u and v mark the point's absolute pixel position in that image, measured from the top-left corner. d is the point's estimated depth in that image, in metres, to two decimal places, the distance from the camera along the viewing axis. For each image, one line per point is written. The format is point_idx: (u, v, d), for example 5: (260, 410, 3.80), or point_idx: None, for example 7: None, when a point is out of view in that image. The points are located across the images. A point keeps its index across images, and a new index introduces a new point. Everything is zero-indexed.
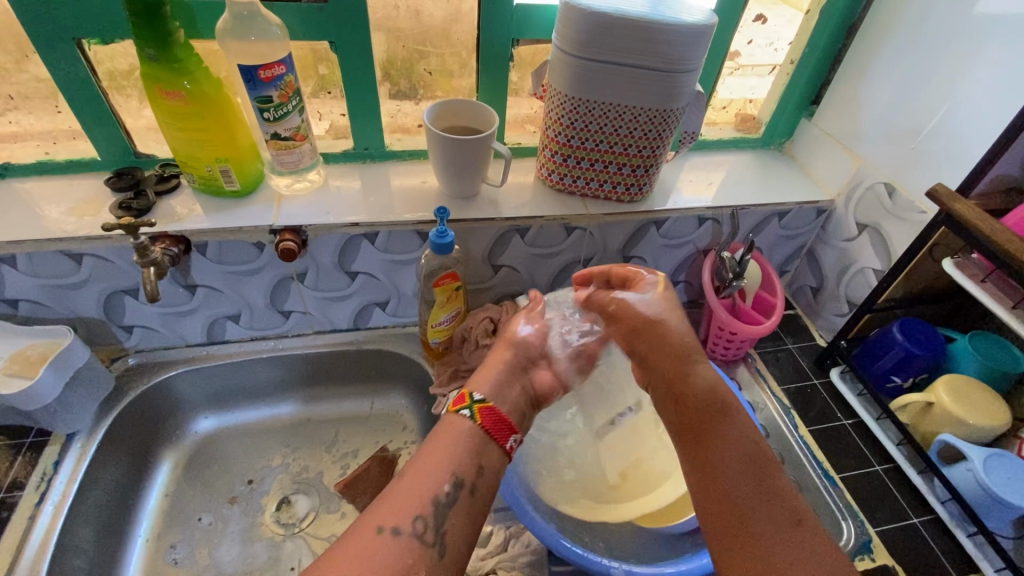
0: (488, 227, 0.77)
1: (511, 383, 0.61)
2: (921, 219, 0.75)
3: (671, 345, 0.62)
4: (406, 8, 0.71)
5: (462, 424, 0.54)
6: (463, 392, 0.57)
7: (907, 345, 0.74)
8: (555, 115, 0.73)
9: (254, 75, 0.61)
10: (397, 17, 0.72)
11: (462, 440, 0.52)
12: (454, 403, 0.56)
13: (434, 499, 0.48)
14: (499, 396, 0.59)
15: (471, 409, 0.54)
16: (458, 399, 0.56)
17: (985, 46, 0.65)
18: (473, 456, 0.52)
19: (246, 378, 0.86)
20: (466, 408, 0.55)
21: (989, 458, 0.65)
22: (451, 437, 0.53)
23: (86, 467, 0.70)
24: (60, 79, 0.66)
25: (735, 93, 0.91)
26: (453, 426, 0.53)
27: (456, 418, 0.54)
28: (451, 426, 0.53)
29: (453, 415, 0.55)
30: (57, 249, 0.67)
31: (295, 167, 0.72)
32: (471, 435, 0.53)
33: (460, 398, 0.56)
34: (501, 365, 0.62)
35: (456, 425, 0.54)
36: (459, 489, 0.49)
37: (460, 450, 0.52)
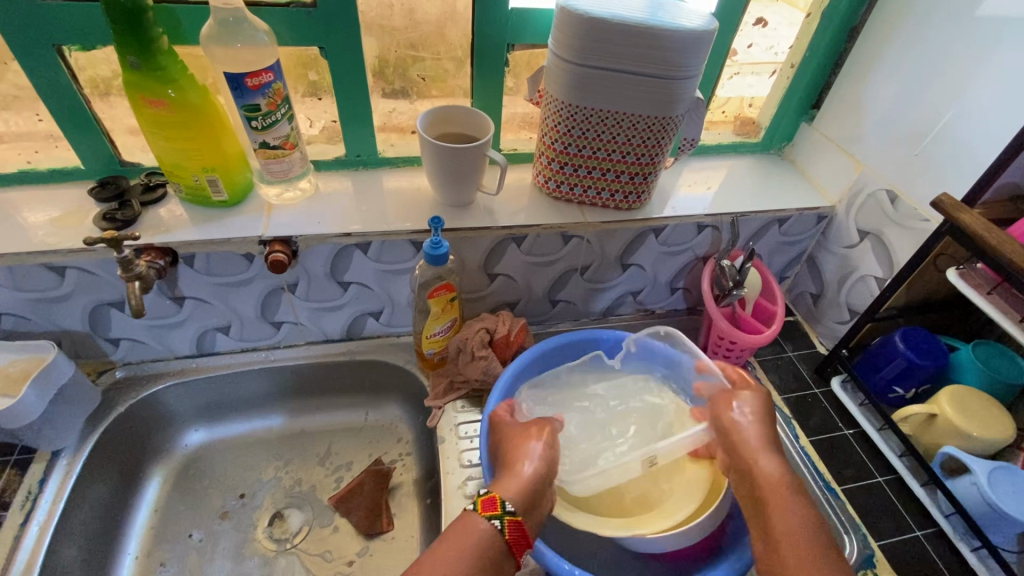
0: (483, 236, 0.75)
1: (540, 496, 0.58)
2: (924, 227, 0.74)
3: (741, 422, 0.62)
4: (399, 7, 0.69)
5: (489, 535, 0.52)
6: (496, 497, 0.54)
7: (909, 355, 0.73)
8: (552, 123, 0.71)
9: (241, 83, 0.59)
10: (390, 17, 0.70)
11: (484, 551, 0.52)
12: (483, 506, 0.54)
13: None
14: (530, 504, 0.56)
15: (501, 520, 0.53)
16: (488, 502, 0.54)
17: (990, 52, 0.64)
18: (490, 569, 0.51)
19: (236, 391, 0.84)
20: (496, 518, 0.53)
21: (993, 471, 0.64)
22: (474, 543, 0.52)
23: (71, 485, 0.68)
24: (39, 86, 0.64)
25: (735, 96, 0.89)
26: (478, 532, 0.52)
27: (484, 525, 0.53)
28: (474, 528, 0.53)
29: (482, 520, 0.53)
30: (38, 262, 0.65)
31: (285, 176, 0.70)
32: (492, 549, 0.52)
33: (491, 503, 0.54)
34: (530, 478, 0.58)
35: (483, 533, 0.52)
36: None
37: (483, 561, 0.51)
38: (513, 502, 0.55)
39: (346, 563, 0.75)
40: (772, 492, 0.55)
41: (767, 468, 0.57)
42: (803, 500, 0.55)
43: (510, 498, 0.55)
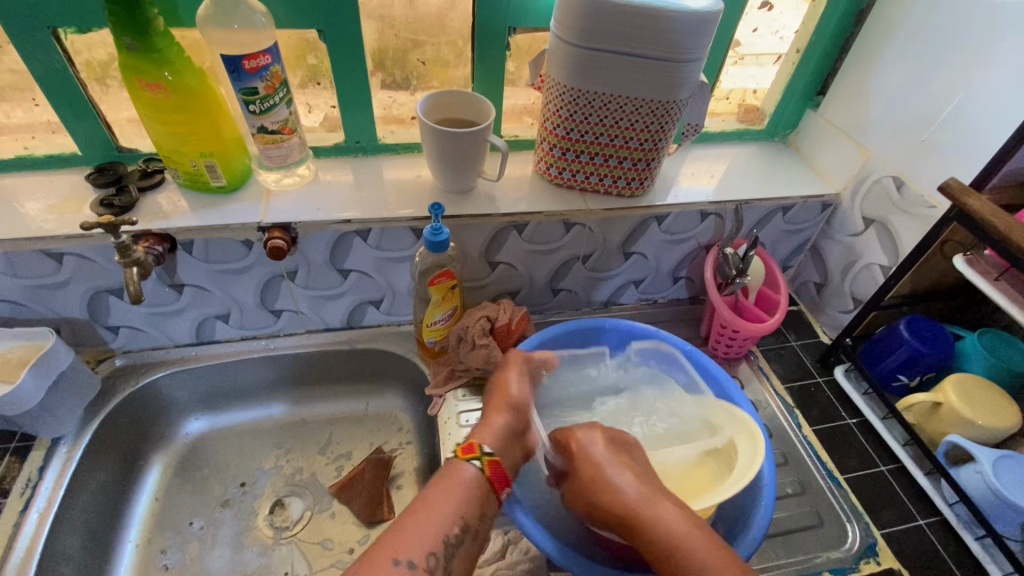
0: (485, 223, 0.74)
1: (509, 442, 0.62)
2: (931, 214, 0.73)
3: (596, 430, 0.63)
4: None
5: (469, 475, 0.57)
6: (473, 442, 0.59)
7: (914, 343, 0.72)
8: (554, 108, 0.70)
9: (238, 66, 0.58)
10: (390, 3, 0.69)
11: (469, 488, 0.56)
12: (463, 452, 0.58)
13: (445, 539, 0.52)
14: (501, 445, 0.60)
15: (481, 461, 0.57)
16: (467, 447, 0.58)
17: (1002, 32, 0.63)
18: (478, 507, 0.56)
19: (236, 379, 0.83)
20: (476, 459, 0.57)
21: (998, 460, 0.64)
22: (452, 484, 0.56)
23: (71, 472, 0.68)
24: (35, 70, 0.63)
25: (738, 82, 0.88)
26: (458, 474, 0.57)
27: (466, 467, 0.57)
28: (454, 473, 0.57)
29: (463, 465, 0.57)
30: (35, 248, 0.64)
31: (283, 162, 0.69)
32: (477, 486, 0.56)
33: (471, 447, 0.59)
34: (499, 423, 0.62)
35: (462, 473, 0.57)
36: (465, 532, 0.54)
37: (467, 498, 0.55)
38: (490, 444, 0.59)
39: (346, 550, 0.75)
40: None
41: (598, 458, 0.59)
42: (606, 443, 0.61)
43: (487, 443, 0.59)
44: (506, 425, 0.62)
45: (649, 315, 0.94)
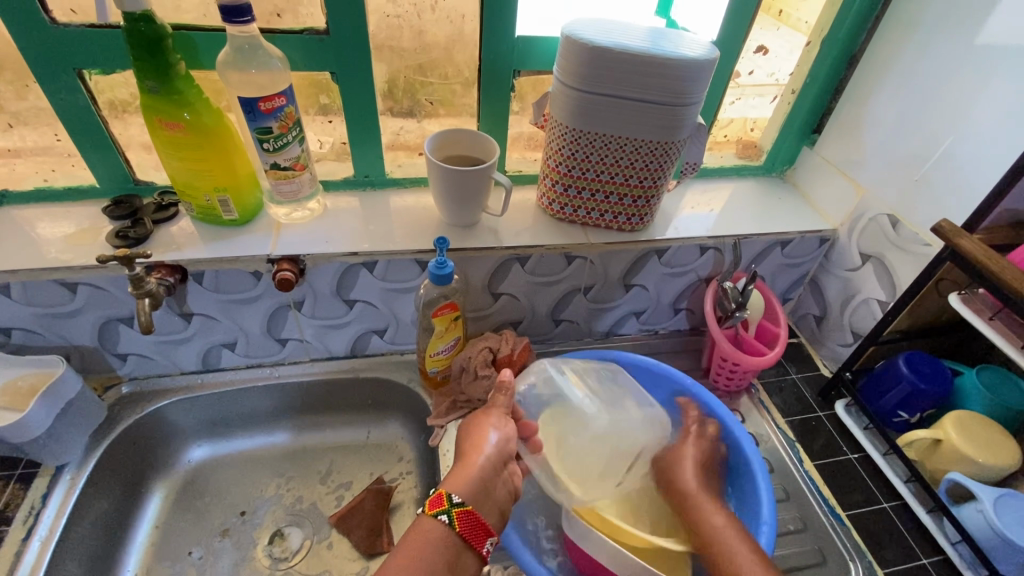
0: (488, 256, 0.76)
1: (490, 480, 0.63)
2: (926, 251, 0.74)
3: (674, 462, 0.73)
4: (410, 29, 0.71)
5: (437, 531, 0.57)
6: (442, 493, 0.59)
7: (913, 379, 0.73)
8: (556, 147, 0.73)
9: (254, 107, 0.61)
10: (402, 37, 0.71)
11: (439, 550, 0.56)
12: (431, 505, 0.59)
13: None
14: (478, 495, 0.61)
15: (450, 515, 0.58)
16: (436, 500, 0.59)
17: (990, 79, 0.65)
18: (447, 570, 0.56)
19: (240, 407, 0.84)
20: (444, 514, 0.58)
21: (1001, 499, 0.63)
22: (419, 544, 0.56)
23: (74, 501, 0.69)
24: (58, 107, 0.66)
25: (738, 113, 0.90)
26: (428, 532, 0.57)
27: (434, 522, 0.58)
28: (421, 528, 0.57)
29: (431, 520, 0.58)
30: (51, 278, 0.66)
31: (294, 197, 0.72)
32: (449, 546, 0.57)
33: (438, 499, 0.59)
34: (479, 464, 0.63)
35: (434, 532, 0.57)
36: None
37: (434, 557, 0.56)
38: (459, 494, 0.60)
39: None
40: (710, 529, 0.64)
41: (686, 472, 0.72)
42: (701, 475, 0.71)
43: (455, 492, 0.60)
44: (484, 469, 0.63)
45: (651, 347, 0.95)
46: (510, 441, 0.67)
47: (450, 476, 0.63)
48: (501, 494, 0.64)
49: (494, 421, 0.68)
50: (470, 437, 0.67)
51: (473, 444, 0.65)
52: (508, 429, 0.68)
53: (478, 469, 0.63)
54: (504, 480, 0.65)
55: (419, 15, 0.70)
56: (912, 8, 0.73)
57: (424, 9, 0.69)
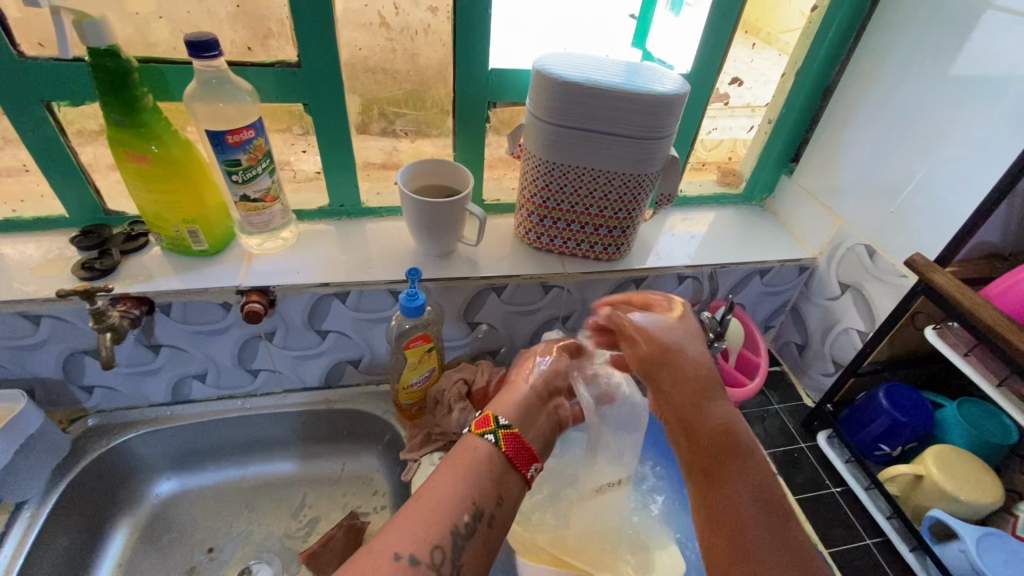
0: (463, 286, 0.75)
1: (539, 409, 0.60)
2: (902, 283, 0.74)
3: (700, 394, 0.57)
4: (403, 52, 0.71)
5: (486, 449, 0.52)
6: (489, 415, 0.55)
7: (893, 413, 0.72)
8: (530, 178, 0.73)
9: (221, 140, 0.60)
10: (393, 60, 0.71)
11: (485, 468, 0.51)
12: (478, 422, 0.54)
13: (452, 530, 0.47)
14: (523, 423, 0.57)
15: (497, 435, 0.53)
16: (482, 421, 0.54)
17: (959, 115, 0.65)
18: (493, 488, 0.51)
19: (210, 439, 0.82)
20: (491, 434, 0.53)
21: (983, 538, 0.62)
22: (472, 461, 0.51)
23: (33, 539, 0.67)
24: (26, 139, 0.65)
25: (725, 134, 0.89)
26: (476, 450, 0.52)
27: (478, 441, 0.52)
28: (470, 446, 0.53)
29: (478, 438, 0.53)
30: (14, 310, 0.65)
31: (265, 227, 0.71)
32: (495, 467, 0.51)
33: (483, 421, 0.54)
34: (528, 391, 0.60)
35: (482, 450, 0.52)
36: (477, 521, 0.48)
37: (486, 477, 0.51)
38: (505, 417, 0.55)
39: None
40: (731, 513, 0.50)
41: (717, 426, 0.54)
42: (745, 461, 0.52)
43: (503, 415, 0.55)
44: (530, 394, 0.60)
45: None
46: (562, 370, 0.64)
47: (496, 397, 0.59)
48: (547, 426, 0.59)
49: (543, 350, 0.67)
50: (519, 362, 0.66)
51: (518, 375, 0.63)
52: (560, 358, 0.66)
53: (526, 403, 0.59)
54: (549, 411, 0.61)
55: (411, 39, 0.70)
56: (882, 43, 0.73)
57: (417, 33, 0.70)
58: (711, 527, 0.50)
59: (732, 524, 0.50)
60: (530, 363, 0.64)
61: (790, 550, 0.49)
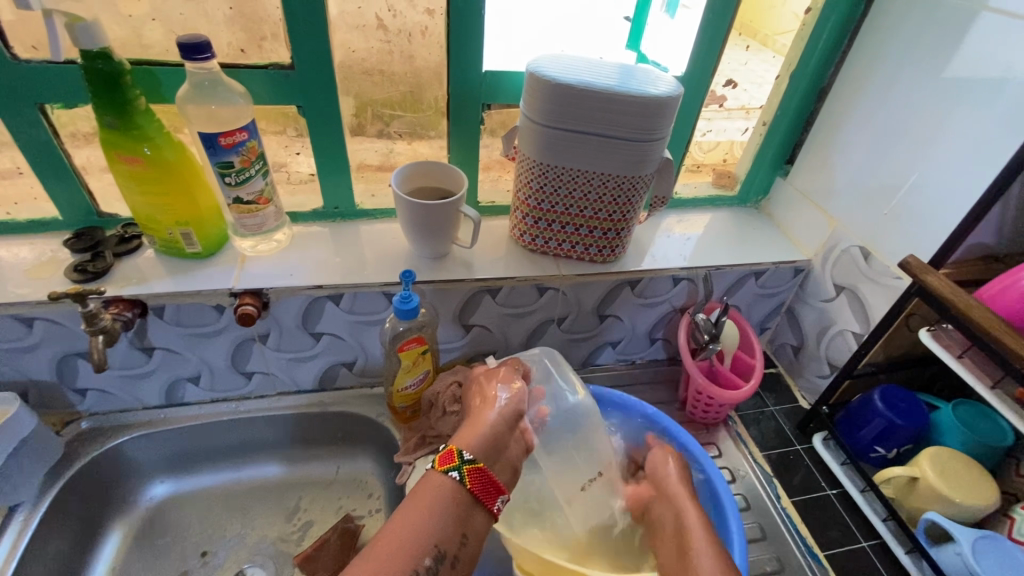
0: (457, 289, 0.75)
1: (505, 436, 0.66)
2: (897, 284, 0.74)
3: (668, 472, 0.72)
4: (399, 54, 0.71)
5: (449, 485, 0.57)
6: (453, 451, 0.60)
7: (888, 415, 0.72)
8: (525, 180, 0.73)
9: (215, 142, 0.60)
10: (388, 62, 0.71)
11: (450, 506, 0.56)
12: (441, 459, 0.60)
13: (414, 570, 0.51)
14: (489, 454, 0.63)
15: (461, 471, 0.58)
16: (447, 456, 0.60)
17: (954, 116, 0.65)
18: (457, 525, 0.56)
19: (203, 442, 0.82)
20: (455, 469, 0.58)
21: (978, 541, 0.62)
22: (434, 498, 0.56)
23: (25, 543, 0.66)
24: (19, 140, 0.65)
25: (722, 136, 0.90)
26: (439, 487, 0.57)
27: (444, 478, 0.58)
28: (434, 484, 0.57)
29: (441, 475, 0.58)
30: (6, 313, 0.65)
31: (259, 229, 0.71)
32: (459, 503, 0.57)
33: (449, 457, 0.60)
34: (491, 422, 0.66)
35: (445, 487, 0.57)
36: (441, 560, 0.53)
37: (447, 515, 0.55)
38: (469, 452, 0.61)
39: None
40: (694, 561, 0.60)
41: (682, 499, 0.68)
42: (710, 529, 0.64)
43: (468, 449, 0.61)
44: (496, 424, 0.66)
45: (628, 377, 0.94)
46: (521, 399, 0.70)
47: (462, 431, 0.65)
48: (514, 452, 0.67)
49: (501, 381, 0.71)
50: (482, 391, 0.71)
51: (481, 406, 0.68)
52: (519, 387, 0.71)
53: (491, 436, 0.65)
54: (515, 437, 0.68)
55: (408, 40, 0.70)
56: (877, 44, 0.73)
57: (413, 34, 0.70)
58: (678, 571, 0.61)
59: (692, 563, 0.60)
60: (491, 394, 0.69)
61: None
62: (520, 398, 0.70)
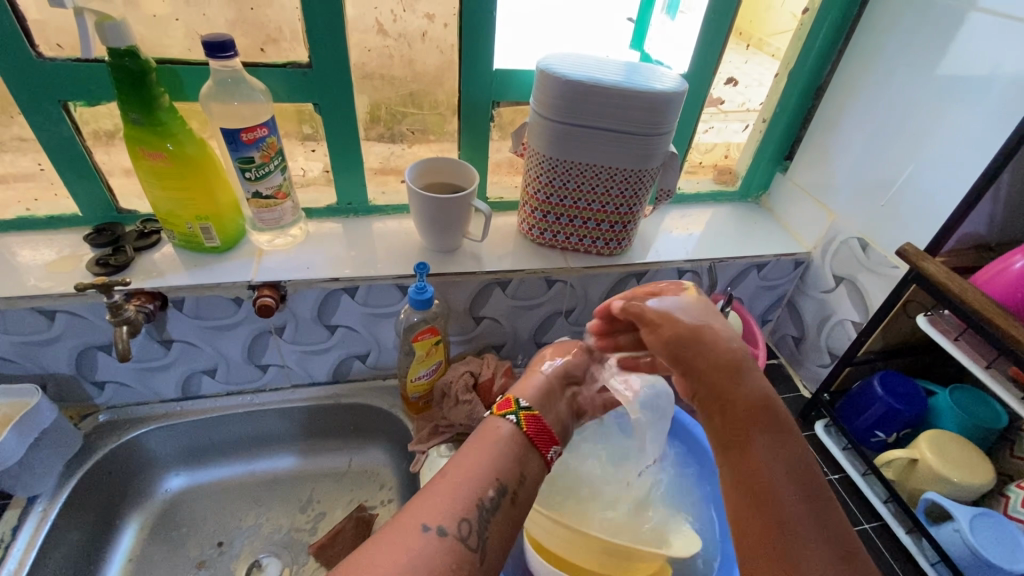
0: (469, 281, 0.77)
1: (557, 396, 0.61)
2: (894, 273, 0.77)
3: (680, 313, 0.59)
4: (400, 57, 0.73)
5: (507, 430, 0.53)
6: (509, 398, 0.56)
7: (887, 400, 0.74)
8: (534, 174, 0.75)
9: (236, 137, 0.62)
10: (391, 65, 0.74)
11: (507, 447, 0.51)
12: (500, 406, 0.55)
13: (479, 501, 0.46)
14: (543, 406, 0.58)
15: (518, 415, 0.54)
16: (504, 403, 0.55)
17: (946, 110, 0.68)
18: (516, 466, 0.50)
19: (218, 435, 0.83)
20: (512, 414, 0.54)
21: (976, 518, 0.64)
22: (495, 438, 0.52)
23: (45, 533, 0.67)
24: (42, 138, 0.67)
25: (719, 138, 0.93)
26: (499, 430, 0.53)
27: (501, 422, 0.54)
28: (494, 427, 0.53)
29: (501, 421, 0.53)
30: (29, 306, 0.66)
31: (276, 224, 0.73)
32: (517, 446, 0.52)
33: (506, 402, 0.55)
34: (540, 381, 0.61)
35: (504, 431, 0.53)
36: (502, 494, 0.48)
37: (508, 454, 0.51)
38: (525, 400, 0.56)
39: None
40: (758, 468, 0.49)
41: (738, 390, 0.53)
42: (786, 435, 0.51)
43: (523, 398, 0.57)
44: (548, 381, 0.61)
45: None
46: (573, 366, 0.65)
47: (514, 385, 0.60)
48: (563, 410, 0.60)
49: (555, 351, 0.67)
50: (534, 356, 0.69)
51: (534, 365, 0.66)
52: (573, 356, 0.66)
53: (544, 392, 0.60)
54: (565, 399, 0.62)
55: (408, 45, 0.72)
56: (872, 44, 0.76)
57: (413, 39, 0.72)
58: (741, 497, 0.49)
59: (767, 496, 0.48)
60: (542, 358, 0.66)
61: (829, 529, 0.46)
62: (574, 364, 0.65)
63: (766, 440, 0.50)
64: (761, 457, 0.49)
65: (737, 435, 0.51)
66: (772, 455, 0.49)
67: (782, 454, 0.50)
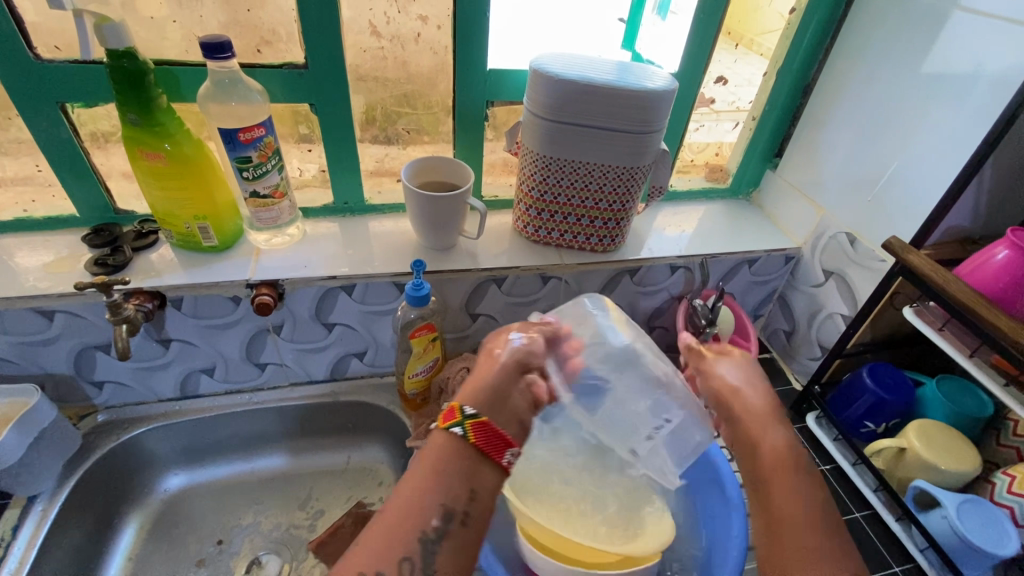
0: (465, 278, 0.78)
1: (511, 386, 0.55)
2: (881, 267, 0.78)
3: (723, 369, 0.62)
4: (394, 58, 0.74)
5: (448, 445, 0.48)
6: (454, 406, 0.50)
7: (877, 391, 0.76)
8: (529, 172, 0.76)
9: (234, 137, 0.63)
10: (385, 67, 0.75)
11: (449, 468, 0.47)
12: (444, 418, 0.50)
13: (422, 533, 0.45)
14: (494, 405, 0.53)
15: (463, 427, 0.49)
16: (447, 414, 0.50)
17: (930, 107, 0.69)
18: (465, 482, 0.47)
19: (217, 433, 0.84)
20: (457, 426, 0.49)
21: (962, 504, 0.66)
22: (435, 458, 0.48)
23: (46, 532, 0.68)
24: (40, 139, 0.67)
25: (711, 137, 0.94)
26: (439, 446, 0.48)
27: (445, 437, 0.49)
28: (433, 443, 0.49)
29: (441, 432, 0.49)
30: (27, 306, 0.66)
31: (273, 224, 0.73)
32: (463, 461, 0.48)
33: (449, 412, 0.50)
34: (493, 369, 0.56)
35: (444, 446, 0.48)
36: (449, 521, 0.45)
37: (450, 472, 0.47)
38: (472, 406, 0.51)
39: None
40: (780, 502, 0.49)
41: (763, 434, 0.55)
42: (805, 472, 0.51)
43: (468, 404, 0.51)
44: (501, 370, 0.56)
45: None
46: (532, 351, 0.59)
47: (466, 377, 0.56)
48: (519, 402, 0.55)
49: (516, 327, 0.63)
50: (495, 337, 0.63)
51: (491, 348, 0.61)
52: (534, 337, 0.61)
53: (494, 388, 0.54)
54: (522, 386, 0.56)
55: (402, 46, 0.73)
56: (858, 42, 0.78)
57: (407, 40, 0.73)
58: (766, 530, 0.49)
59: (785, 527, 0.48)
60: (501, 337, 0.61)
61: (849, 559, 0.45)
62: (534, 344, 0.60)
63: (791, 478, 0.51)
64: (784, 492, 0.50)
65: (762, 475, 0.52)
66: (798, 492, 0.50)
67: (804, 491, 0.50)
